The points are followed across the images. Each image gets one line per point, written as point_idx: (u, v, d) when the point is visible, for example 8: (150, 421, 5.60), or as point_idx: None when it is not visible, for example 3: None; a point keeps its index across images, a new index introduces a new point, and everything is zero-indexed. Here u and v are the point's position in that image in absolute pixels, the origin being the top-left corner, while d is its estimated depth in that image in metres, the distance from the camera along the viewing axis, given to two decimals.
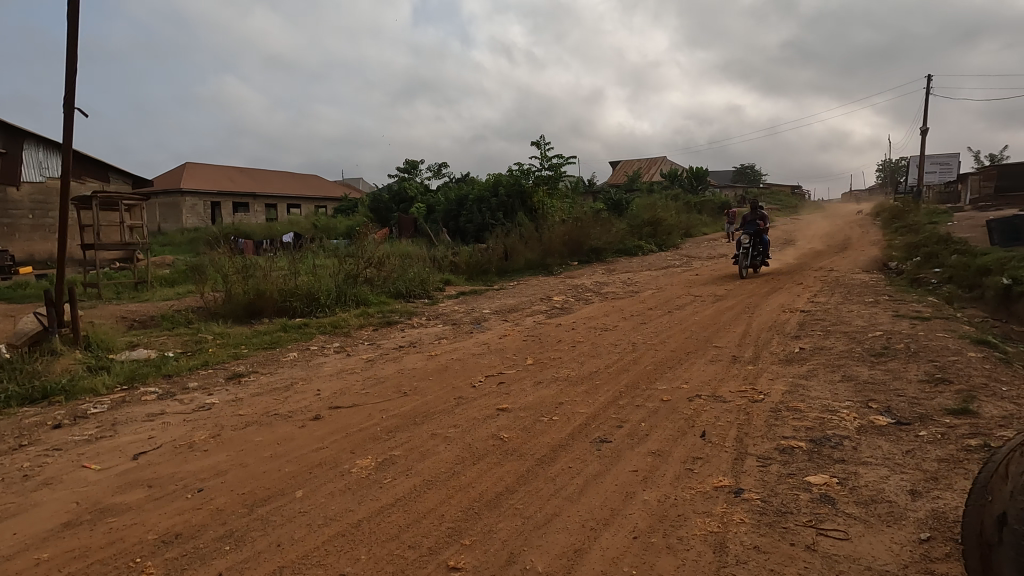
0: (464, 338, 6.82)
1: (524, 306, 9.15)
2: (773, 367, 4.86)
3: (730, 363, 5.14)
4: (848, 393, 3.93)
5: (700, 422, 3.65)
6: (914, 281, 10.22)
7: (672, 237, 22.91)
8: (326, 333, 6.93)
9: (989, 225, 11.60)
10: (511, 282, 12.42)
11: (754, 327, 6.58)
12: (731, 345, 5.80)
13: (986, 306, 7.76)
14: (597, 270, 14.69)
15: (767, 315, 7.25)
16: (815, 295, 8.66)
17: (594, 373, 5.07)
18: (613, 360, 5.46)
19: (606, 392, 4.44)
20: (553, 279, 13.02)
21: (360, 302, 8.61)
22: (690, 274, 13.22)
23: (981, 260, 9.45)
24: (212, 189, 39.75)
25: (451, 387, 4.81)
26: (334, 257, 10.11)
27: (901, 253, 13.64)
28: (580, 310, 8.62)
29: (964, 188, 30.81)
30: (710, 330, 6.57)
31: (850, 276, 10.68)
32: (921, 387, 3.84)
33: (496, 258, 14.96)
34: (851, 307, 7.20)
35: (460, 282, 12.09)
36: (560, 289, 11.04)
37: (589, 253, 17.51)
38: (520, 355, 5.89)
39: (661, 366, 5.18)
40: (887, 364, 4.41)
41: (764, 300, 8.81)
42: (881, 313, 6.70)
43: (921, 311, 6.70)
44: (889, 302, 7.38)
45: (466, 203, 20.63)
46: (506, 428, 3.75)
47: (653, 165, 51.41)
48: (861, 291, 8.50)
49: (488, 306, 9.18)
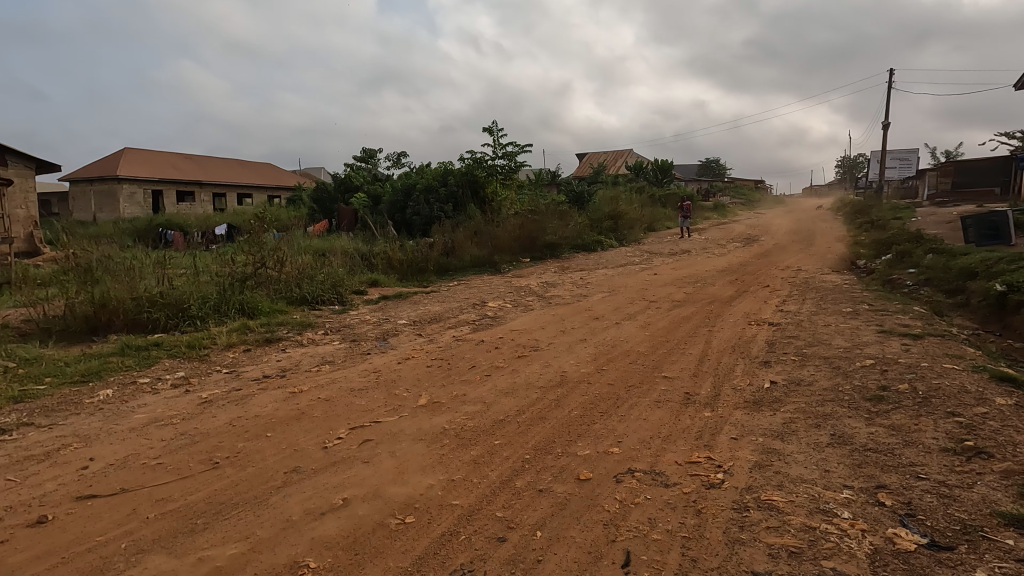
0: (355, 361, 5.38)
1: (449, 315, 7.74)
2: (736, 416, 3.60)
3: (680, 408, 3.86)
4: (845, 473, 2.68)
5: (624, 534, 2.33)
6: (888, 283, 9.25)
7: (634, 231, 21.90)
8: (176, 358, 5.39)
9: (963, 221, 10.76)
10: (449, 284, 10.98)
11: (714, 348, 5.32)
12: (683, 376, 4.55)
13: (978, 316, 6.73)
14: (550, 268, 13.39)
15: (729, 330, 6.02)
16: (783, 301, 7.52)
17: (499, 423, 3.73)
18: (530, 401, 4.11)
19: (503, 463, 3.08)
20: (497, 279, 11.68)
21: (245, 312, 7.06)
22: (647, 274, 12.04)
23: (962, 261, 8.54)
24: (151, 176, 36.94)
25: (290, 452, 3.38)
26: (227, 256, 8.48)
27: (870, 251, 12.76)
28: (513, 321, 7.25)
29: (922, 184, 30.76)
30: (661, 352, 5.29)
31: (821, 278, 9.66)
32: (950, 467, 2.62)
33: (436, 254, 13.34)
34: (827, 320, 6.08)
35: (390, 283, 10.62)
36: (499, 292, 9.68)
37: (543, 249, 16.23)
38: (413, 391, 4.47)
39: (590, 411, 3.86)
40: (891, 417, 3.19)
41: (726, 306, 7.66)
42: (864, 329, 5.55)
43: (911, 327, 5.57)
44: (871, 314, 6.25)
45: (413, 193, 19.04)
46: (322, 547, 2.36)
47: (619, 157, 50.59)
48: (835, 298, 7.40)
49: (406, 315, 7.73)
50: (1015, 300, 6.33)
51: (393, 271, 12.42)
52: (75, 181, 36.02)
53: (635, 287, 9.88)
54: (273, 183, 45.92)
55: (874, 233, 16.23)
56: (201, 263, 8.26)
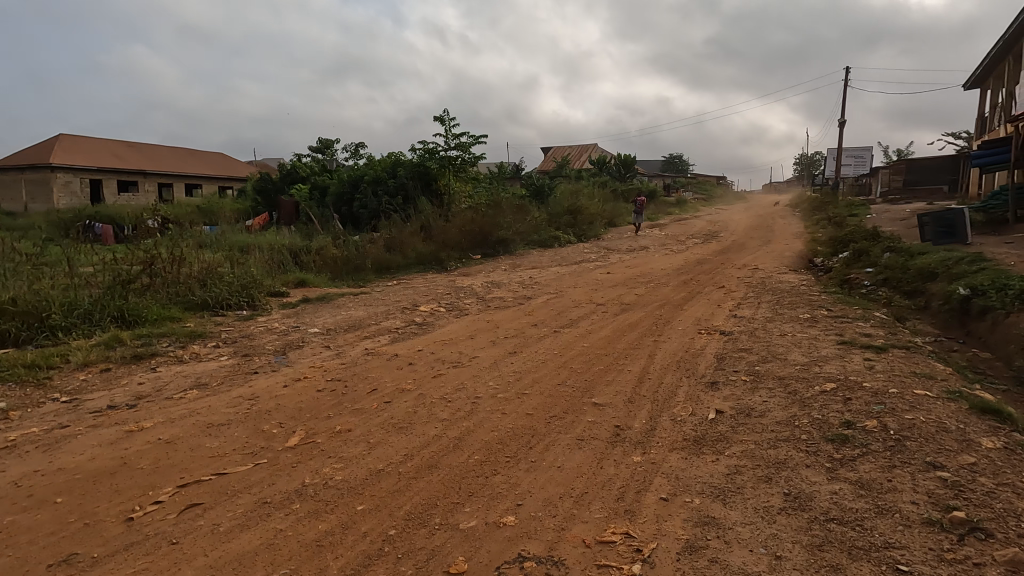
0: (233, 383, 4.46)
1: (371, 321, 6.87)
2: (672, 463, 2.88)
3: (604, 450, 3.13)
4: (802, 562, 1.99)
5: None
6: (846, 283, 8.83)
7: (594, 227, 21.33)
8: (8, 383, 4.38)
9: (920, 219, 10.46)
10: (386, 284, 10.07)
11: (656, 365, 4.62)
12: (616, 403, 3.83)
13: (939, 321, 6.26)
14: (500, 266, 12.62)
15: (677, 340, 5.35)
16: (737, 306, 6.92)
17: (376, 475, 2.92)
18: (425, 441, 3.31)
19: (355, 546, 2.28)
20: (441, 278, 10.86)
21: (125, 320, 6.06)
22: (600, 272, 11.38)
23: (920, 262, 8.16)
24: (87, 164, 34.46)
25: (77, 528, 2.50)
26: (117, 254, 7.38)
27: (826, 249, 12.44)
28: (441, 329, 6.43)
29: (875, 181, 31.32)
30: (596, 369, 4.57)
31: (777, 278, 9.17)
32: (938, 554, 1.96)
33: (377, 249, 12.39)
34: (782, 328, 5.49)
35: (319, 283, 9.65)
36: (437, 293, 8.86)
37: (496, 245, 15.47)
38: (286, 427, 3.61)
39: (496, 455, 3.10)
40: (859, 470, 2.53)
41: (677, 311, 7.03)
42: (822, 341, 4.96)
43: (873, 338, 5.01)
44: (830, 320, 5.69)
45: (360, 185, 17.92)
46: None
47: (583, 152, 50.27)
48: (792, 301, 6.85)
49: (322, 322, 6.81)
50: (978, 305, 5.86)
51: (328, 269, 11.39)
52: (4, 169, 33.37)
53: (585, 288, 9.19)
54: (223, 172, 43.60)
55: (829, 231, 16.04)
56: (83, 262, 7.12)
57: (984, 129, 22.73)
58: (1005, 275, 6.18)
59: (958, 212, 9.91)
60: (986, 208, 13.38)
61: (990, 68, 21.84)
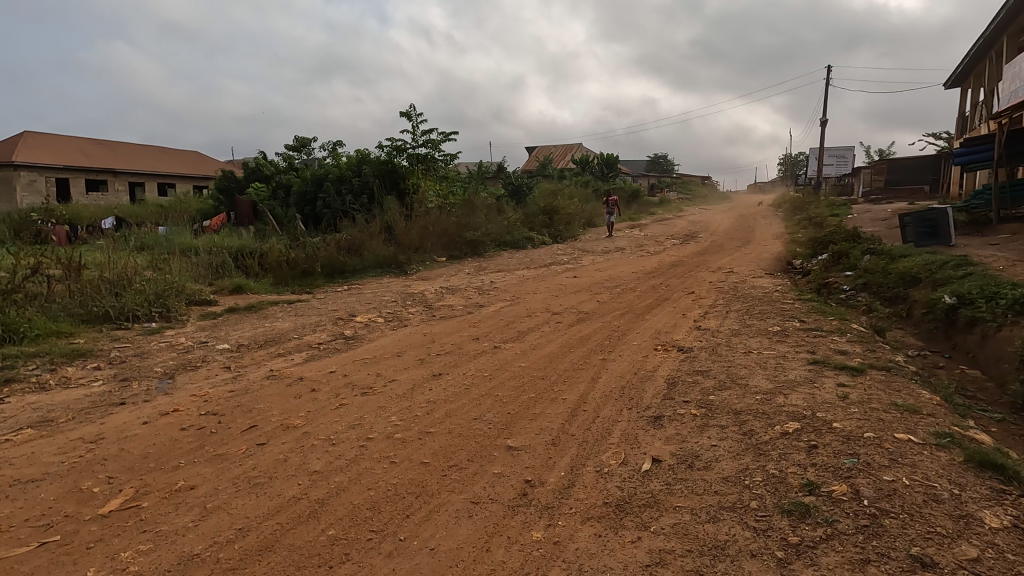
0: (83, 419, 3.68)
1: (294, 334, 6.09)
2: (580, 545, 2.18)
3: (500, 520, 2.42)
4: None
5: None
6: (823, 288, 8.24)
7: (572, 227, 20.69)
8: None
9: (901, 219, 9.92)
10: (334, 290, 9.31)
11: (597, 393, 3.92)
12: (534, 447, 3.11)
13: (923, 333, 5.66)
14: (463, 270, 11.91)
15: (627, 360, 4.65)
16: (703, 316, 6.25)
17: (188, 563, 2.19)
18: (278, 505, 2.57)
19: None
20: (396, 283, 10.12)
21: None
22: (568, 276, 10.72)
23: (902, 265, 7.57)
24: (52, 163, 33.08)
25: None
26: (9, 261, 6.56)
27: (805, 251, 11.87)
28: (369, 345, 5.69)
29: (857, 181, 31.10)
30: (525, 399, 3.86)
31: (751, 283, 8.56)
32: None
33: (332, 250, 11.59)
34: (748, 344, 4.84)
35: (257, 291, 8.86)
36: (384, 300, 8.13)
37: (464, 247, 14.78)
38: (115, 485, 2.86)
39: (358, 530, 2.38)
40: (820, 567, 1.85)
41: (638, 321, 6.36)
42: (791, 362, 4.29)
43: (849, 358, 4.36)
44: (801, 335, 5.03)
45: (324, 184, 16.82)
46: None
47: (568, 151, 49.69)
48: (763, 310, 6.20)
49: (237, 335, 6.03)
50: (965, 316, 5.26)
51: (274, 274, 10.54)
52: None
53: (547, 294, 8.50)
54: (197, 170, 42.31)
55: (810, 231, 15.51)
56: None
57: (964, 128, 22.48)
58: (995, 283, 5.59)
59: (942, 211, 9.36)
60: (968, 207, 12.91)
61: (970, 67, 21.51)
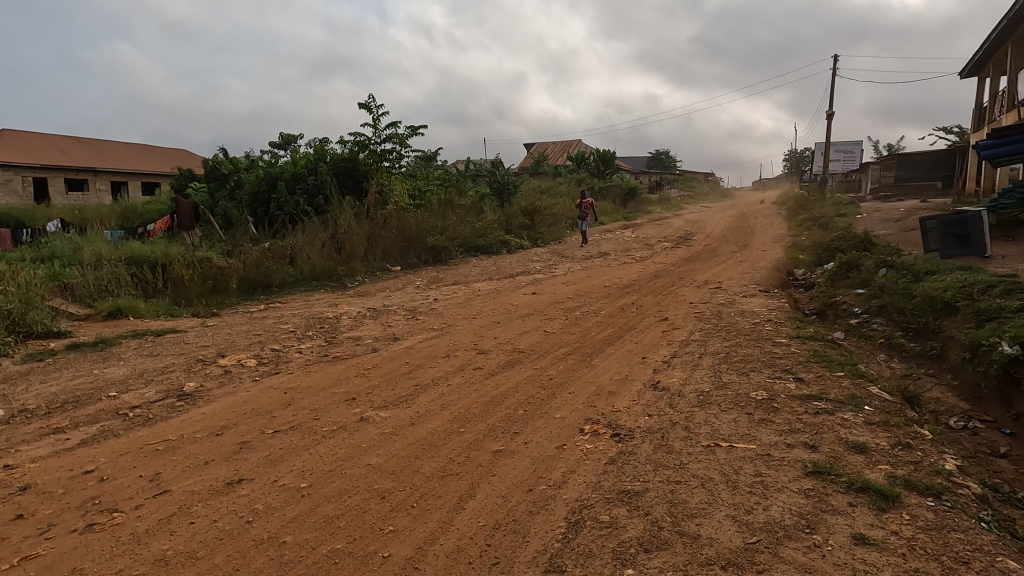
0: None
1: (115, 391, 4.52)
2: None
3: None
4: None
5: None
6: (830, 313, 6.60)
7: (557, 228, 19.03)
8: None
9: (926, 223, 8.22)
10: (239, 313, 7.73)
11: (447, 547, 2.31)
12: None
13: (969, 395, 4.03)
14: (414, 283, 10.33)
15: (529, 458, 3.03)
16: (667, 364, 4.62)
17: None
18: None
19: None
20: (322, 302, 8.52)
21: None
22: (530, 291, 9.13)
23: (931, 287, 5.93)
24: (26, 161, 31.51)
25: None
26: None
27: (808, 260, 10.22)
28: (200, 410, 4.10)
29: (866, 178, 29.27)
30: (320, 560, 2.26)
31: (741, 306, 6.94)
32: None
33: (259, 260, 9.99)
34: (716, 429, 3.21)
35: (144, 317, 7.28)
36: (284, 330, 6.53)
37: (425, 253, 13.20)
38: None
39: None
40: None
41: (582, 369, 4.71)
42: (779, 473, 2.68)
43: (872, 464, 2.74)
44: (799, 408, 3.41)
45: (276, 184, 15.19)
46: None
47: (568, 146, 47.82)
48: (747, 356, 4.57)
49: (33, 393, 4.45)
50: None
51: (182, 290, 8.92)
52: None
53: (489, 321, 6.88)
54: None
55: (815, 235, 13.83)
56: None
57: (982, 120, 20.73)
58: None
59: (974, 215, 7.68)
60: (997, 208, 11.18)
61: (988, 54, 19.67)
